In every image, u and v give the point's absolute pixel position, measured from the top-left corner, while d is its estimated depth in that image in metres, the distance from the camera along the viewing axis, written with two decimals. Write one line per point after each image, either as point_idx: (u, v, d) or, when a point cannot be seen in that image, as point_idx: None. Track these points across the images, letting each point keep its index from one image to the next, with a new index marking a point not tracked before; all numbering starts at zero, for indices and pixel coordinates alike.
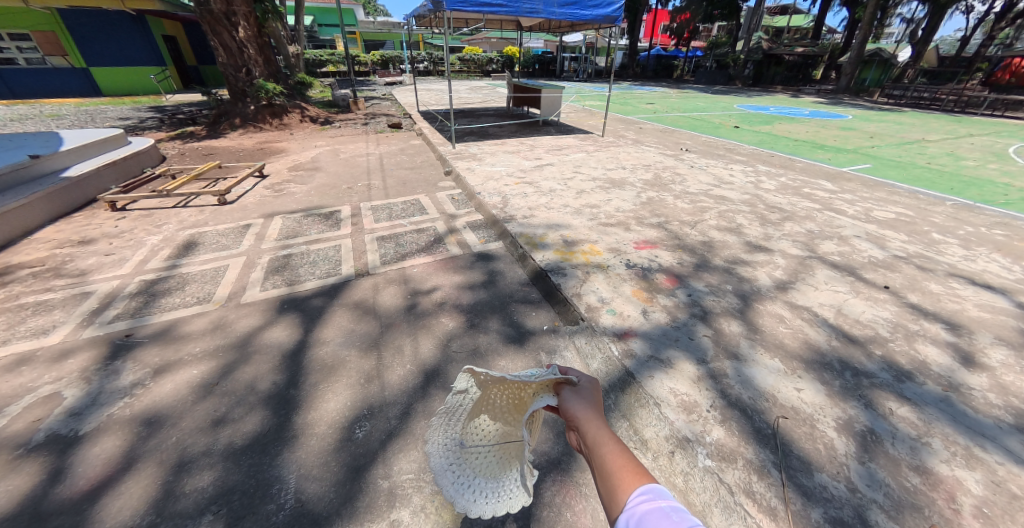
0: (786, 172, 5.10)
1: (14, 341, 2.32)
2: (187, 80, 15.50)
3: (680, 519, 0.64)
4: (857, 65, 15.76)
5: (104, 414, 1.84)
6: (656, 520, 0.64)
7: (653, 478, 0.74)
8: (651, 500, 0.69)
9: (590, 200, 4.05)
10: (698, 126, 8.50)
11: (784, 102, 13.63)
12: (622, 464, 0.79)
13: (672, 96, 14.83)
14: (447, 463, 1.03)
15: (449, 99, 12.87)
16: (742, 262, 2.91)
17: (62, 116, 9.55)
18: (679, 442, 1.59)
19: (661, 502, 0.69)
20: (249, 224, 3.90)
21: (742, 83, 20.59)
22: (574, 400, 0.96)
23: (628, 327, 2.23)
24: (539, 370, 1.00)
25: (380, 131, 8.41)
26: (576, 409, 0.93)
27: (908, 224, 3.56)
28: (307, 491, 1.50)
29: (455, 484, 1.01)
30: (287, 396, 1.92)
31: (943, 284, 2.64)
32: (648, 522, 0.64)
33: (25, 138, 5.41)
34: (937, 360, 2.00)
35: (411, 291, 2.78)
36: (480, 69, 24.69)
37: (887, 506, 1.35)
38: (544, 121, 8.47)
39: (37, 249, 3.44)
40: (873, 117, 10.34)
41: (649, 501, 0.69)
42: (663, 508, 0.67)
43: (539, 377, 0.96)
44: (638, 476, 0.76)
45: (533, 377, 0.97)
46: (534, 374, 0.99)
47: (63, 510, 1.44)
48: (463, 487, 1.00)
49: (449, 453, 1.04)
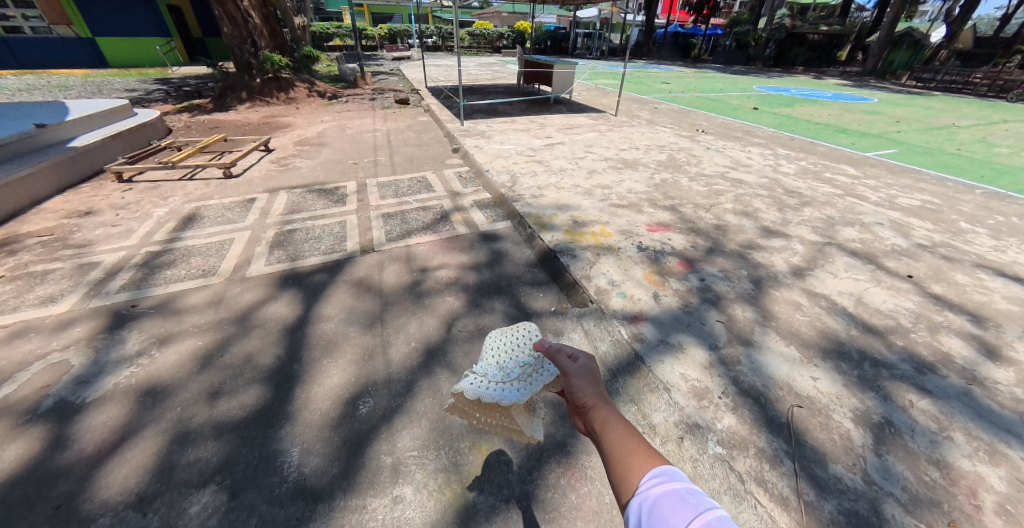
0: (807, 156, 4.91)
1: (22, 309, 2.33)
2: (193, 53, 15.33)
3: (698, 502, 0.60)
4: (886, 46, 15.05)
5: (109, 382, 1.84)
6: (670, 508, 0.59)
7: (667, 460, 0.69)
8: (665, 482, 0.65)
9: (601, 181, 3.93)
10: (715, 107, 8.22)
11: (807, 84, 13.08)
12: (632, 447, 0.75)
13: (689, 76, 14.29)
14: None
15: (458, 76, 12.54)
16: (757, 247, 2.81)
17: (69, 87, 9.47)
18: (689, 428, 1.54)
19: (675, 484, 0.64)
20: (254, 199, 3.84)
21: (762, 64, 19.65)
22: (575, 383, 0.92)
23: (638, 311, 2.17)
24: (528, 358, 1.04)
25: (388, 107, 8.25)
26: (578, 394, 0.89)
27: (934, 212, 3.42)
28: (309, 465, 1.49)
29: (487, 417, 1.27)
30: (290, 370, 1.91)
31: (970, 275, 2.53)
32: (661, 509, 0.60)
33: (30, 107, 5.35)
34: (961, 353, 1.92)
35: (415, 269, 2.73)
36: (491, 46, 24.11)
37: (904, 500, 1.32)
38: (555, 99, 8.23)
39: (45, 219, 3.42)
40: (901, 101, 9.86)
41: (663, 484, 0.64)
42: (677, 491, 0.62)
43: (530, 370, 1.01)
44: (651, 459, 0.72)
45: (525, 370, 1.02)
46: (521, 360, 1.04)
47: (71, 475, 1.45)
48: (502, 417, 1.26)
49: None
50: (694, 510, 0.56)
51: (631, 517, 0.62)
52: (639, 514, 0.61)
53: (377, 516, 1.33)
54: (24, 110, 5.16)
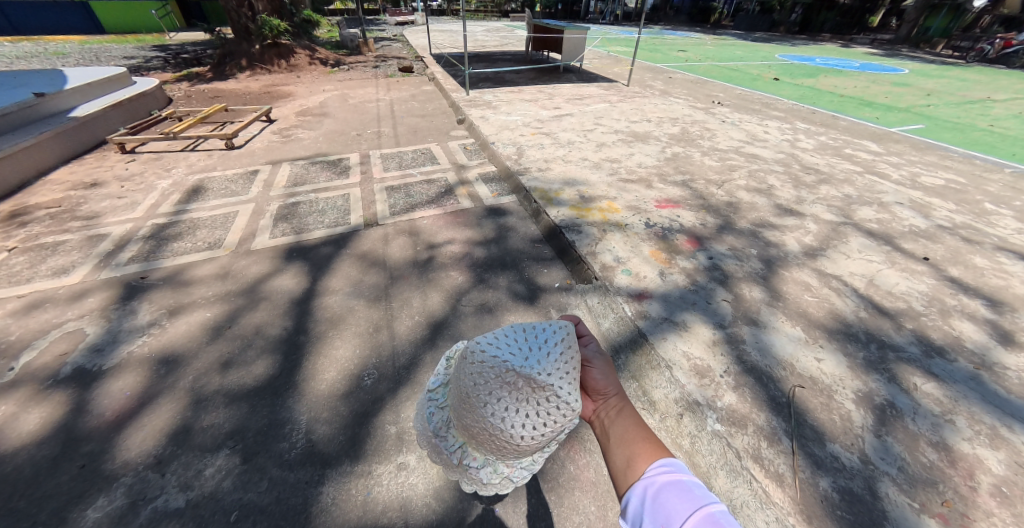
0: (827, 130, 4.70)
1: (36, 279, 2.37)
2: (190, 17, 14.90)
3: (702, 496, 0.62)
4: (924, 10, 14.03)
5: (123, 351, 1.89)
6: (674, 496, 0.62)
7: (671, 453, 0.71)
8: (671, 472, 0.66)
9: (611, 154, 3.82)
10: (733, 77, 7.85)
11: (834, 53, 12.37)
12: (641, 435, 0.75)
13: (708, 43, 13.57)
14: (473, 479, 0.85)
15: (464, 42, 12.07)
16: (770, 226, 2.74)
17: (67, 54, 9.32)
18: (689, 405, 1.55)
19: (680, 476, 0.66)
20: (257, 171, 3.81)
21: (786, 31, 18.53)
22: (598, 367, 0.85)
23: (643, 288, 2.14)
24: None
25: (391, 75, 8.00)
26: (600, 379, 0.84)
27: (957, 192, 3.29)
28: (317, 432, 1.54)
29: (451, 471, 0.88)
30: (297, 341, 1.94)
31: (989, 258, 2.45)
32: (667, 497, 0.62)
33: (28, 74, 5.27)
34: (972, 337, 1.89)
35: (421, 243, 2.71)
36: (499, 10, 23.07)
37: (900, 480, 1.33)
38: (565, 68, 7.91)
39: (52, 191, 3.44)
40: (932, 72, 9.33)
41: (668, 474, 0.66)
42: (684, 483, 0.64)
43: None
44: (656, 449, 0.73)
45: None
46: None
47: (92, 437, 1.52)
48: (442, 455, 0.86)
49: (480, 479, 0.83)
50: (698, 505, 0.59)
51: (634, 500, 0.65)
52: (642, 499, 0.63)
53: (382, 482, 1.38)
54: (24, 78, 5.10)
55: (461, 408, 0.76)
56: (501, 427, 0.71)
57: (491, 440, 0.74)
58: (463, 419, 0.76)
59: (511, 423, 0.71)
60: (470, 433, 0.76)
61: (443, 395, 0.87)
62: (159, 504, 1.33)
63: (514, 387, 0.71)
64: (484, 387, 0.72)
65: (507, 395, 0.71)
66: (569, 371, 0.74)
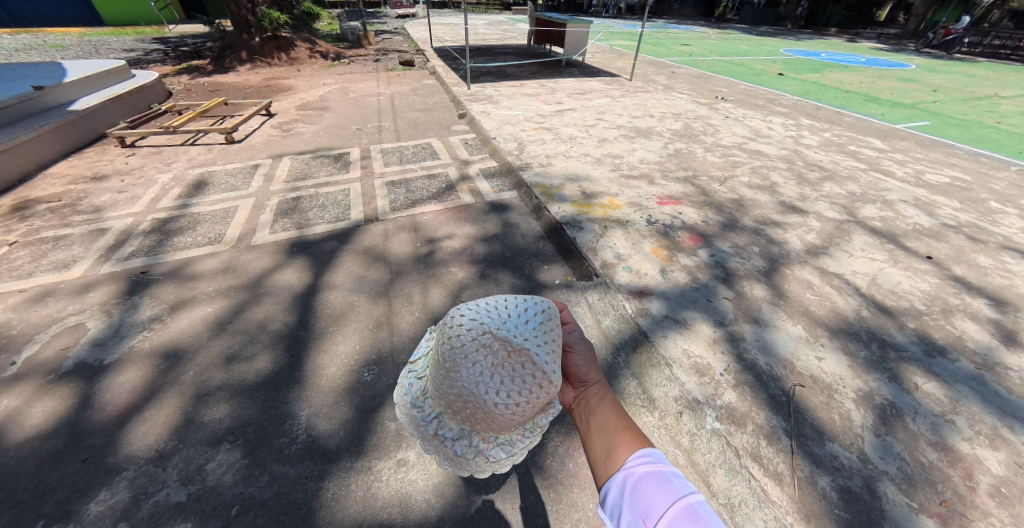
0: (832, 126, 4.66)
1: (38, 273, 2.37)
2: (190, 9, 14.81)
3: (679, 485, 0.64)
4: (933, 5, 13.83)
5: (125, 346, 1.89)
6: (653, 486, 0.63)
7: (651, 441, 0.72)
8: (651, 462, 0.67)
9: (612, 150, 3.79)
10: (738, 72, 7.78)
11: (840, 47, 12.23)
12: (620, 426, 0.75)
13: (712, 37, 13.46)
14: (447, 454, 0.82)
15: (466, 35, 11.98)
16: (773, 224, 2.72)
17: (65, 47, 9.23)
18: (689, 403, 1.55)
19: (661, 465, 0.67)
20: (257, 165, 3.80)
21: (792, 25, 18.28)
22: (582, 355, 0.84)
23: (644, 285, 2.13)
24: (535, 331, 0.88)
25: (392, 68, 7.97)
26: (582, 365, 0.83)
27: (964, 190, 3.25)
28: (318, 427, 1.54)
29: (426, 448, 0.85)
30: (298, 336, 1.94)
31: (994, 258, 2.43)
32: (644, 487, 0.63)
33: (28, 67, 5.24)
34: (974, 337, 1.87)
35: (421, 239, 2.70)
36: (501, 3, 22.84)
37: (898, 478, 1.33)
38: (567, 61, 7.86)
39: (52, 185, 3.43)
40: (942, 68, 9.20)
41: (649, 464, 0.67)
42: (663, 472, 0.65)
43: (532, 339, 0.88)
44: (635, 439, 0.73)
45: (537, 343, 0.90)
46: None
47: (95, 432, 1.52)
48: (418, 429, 0.85)
49: (455, 453, 0.81)
50: (675, 495, 0.60)
51: (612, 491, 0.66)
52: (621, 490, 0.65)
53: (381, 477, 1.39)
54: (25, 71, 5.09)
55: (439, 372, 0.75)
56: (481, 391, 0.70)
57: (468, 406, 0.72)
58: (440, 385, 0.75)
59: (488, 385, 0.70)
60: (446, 399, 0.75)
61: (422, 367, 0.89)
62: (160, 498, 1.33)
63: (490, 350, 0.72)
64: (462, 350, 0.72)
65: (484, 359, 0.71)
66: (548, 341, 0.75)
